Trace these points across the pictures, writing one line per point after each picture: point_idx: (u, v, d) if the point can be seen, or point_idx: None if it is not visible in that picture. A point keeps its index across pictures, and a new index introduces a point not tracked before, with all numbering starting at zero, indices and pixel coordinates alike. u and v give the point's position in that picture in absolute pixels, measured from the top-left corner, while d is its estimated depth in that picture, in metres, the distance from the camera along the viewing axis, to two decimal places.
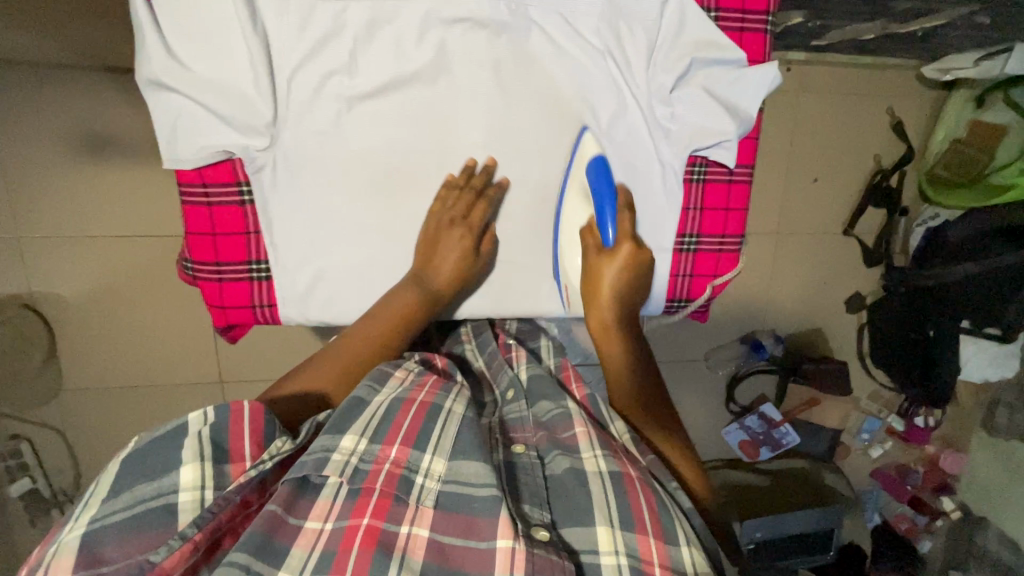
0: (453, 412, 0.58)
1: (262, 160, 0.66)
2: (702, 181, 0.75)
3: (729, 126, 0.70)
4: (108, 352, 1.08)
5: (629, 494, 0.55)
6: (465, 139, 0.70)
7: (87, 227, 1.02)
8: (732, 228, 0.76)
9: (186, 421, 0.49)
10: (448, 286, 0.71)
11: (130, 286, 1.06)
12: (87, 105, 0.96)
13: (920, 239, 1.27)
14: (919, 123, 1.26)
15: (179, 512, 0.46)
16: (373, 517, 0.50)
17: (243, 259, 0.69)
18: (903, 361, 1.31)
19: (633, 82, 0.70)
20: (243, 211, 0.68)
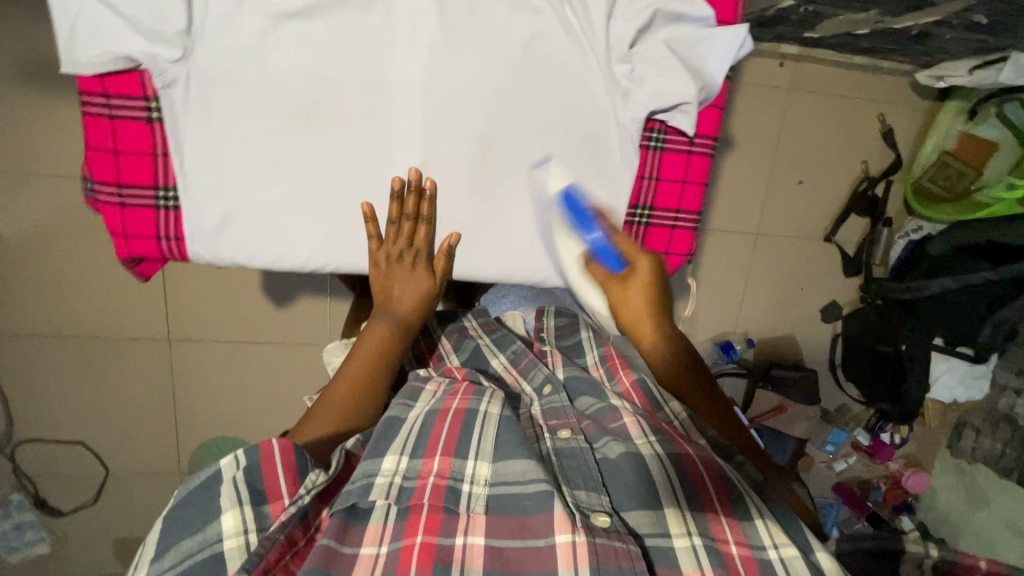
0: (489, 412, 0.65)
1: (173, 74, 0.59)
2: (658, 150, 0.69)
3: (689, 87, 0.64)
4: (48, 298, 1.03)
5: (692, 476, 0.60)
6: (399, 75, 0.63)
7: (33, 164, 0.97)
8: (688, 203, 0.72)
9: (221, 469, 0.55)
10: (414, 310, 0.74)
11: (75, 230, 1.01)
12: (44, 33, 0.92)
13: (902, 252, 1.24)
14: (911, 134, 1.23)
15: (226, 559, 0.50)
16: (427, 533, 0.55)
17: (150, 184, 0.62)
18: (872, 374, 1.26)
19: (591, 32, 0.64)
20: (150, 130, 0.61)
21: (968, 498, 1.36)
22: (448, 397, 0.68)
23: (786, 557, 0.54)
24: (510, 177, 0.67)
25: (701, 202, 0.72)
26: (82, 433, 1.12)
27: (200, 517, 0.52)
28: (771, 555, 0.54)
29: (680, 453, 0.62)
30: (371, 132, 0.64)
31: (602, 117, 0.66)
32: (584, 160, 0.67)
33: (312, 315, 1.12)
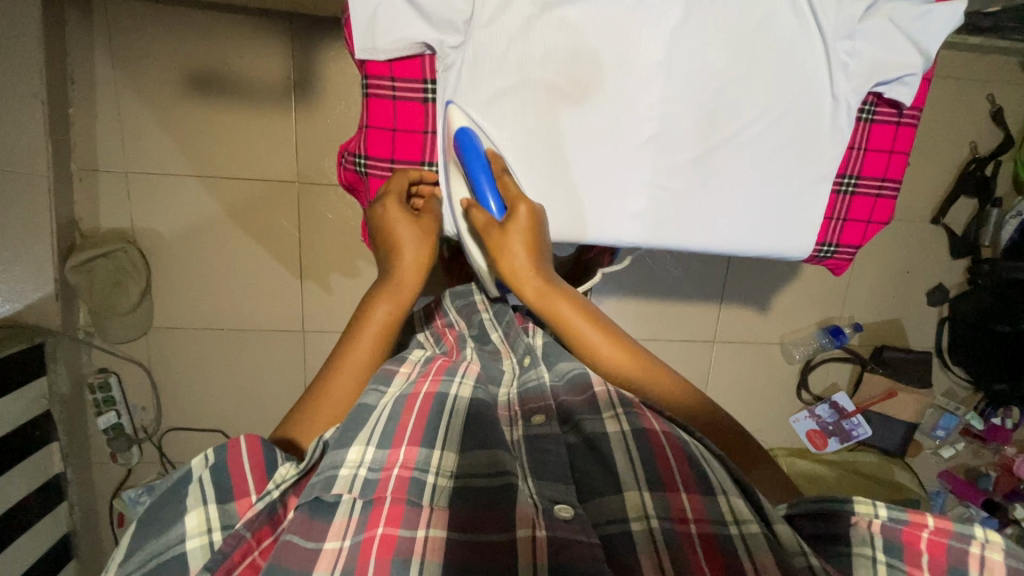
0: (460, 396, 0.63)
1: (452, 59, 0.64)
2: (869, 121, 0.71)
3: (916, 59, 0.65)
4: (199, 292, 1.10)
5: (656, 451, 0.57)
6: (647, 56, 0.65)
7: (191, 166, 1.04)
8: (892, 171, 0.74)
9: (190, 467, 0.49)
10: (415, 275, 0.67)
11: (225, 227, 1.08)
12: (206, 45, 1.00)
13: (1014, 232, 1.21)
14: (1020, 112, 1.23)
15: (190, 560, 0.46)
16: (388, 525, 0.51)
17: (418, 160, 0.69)
18: (986, 353, 1.26)
19: (823, 8, 0.65)
20: (425, 109, 0.67)
21: None
22: (419, 381, 0.64)
23: (749, 534, 0.49)
24: (740, 147, 0.69)
25: (903, 170, 0.74)
26: (220, 420, 1.18)
27: (162, 517, 0.47)
28: (733, 531, 0.50)
29: (645, 427, 0.59)
30: (615, 108, 0.67)
31: (820, 92, 0.68)
32: (806, 129, 0.69)
33: None
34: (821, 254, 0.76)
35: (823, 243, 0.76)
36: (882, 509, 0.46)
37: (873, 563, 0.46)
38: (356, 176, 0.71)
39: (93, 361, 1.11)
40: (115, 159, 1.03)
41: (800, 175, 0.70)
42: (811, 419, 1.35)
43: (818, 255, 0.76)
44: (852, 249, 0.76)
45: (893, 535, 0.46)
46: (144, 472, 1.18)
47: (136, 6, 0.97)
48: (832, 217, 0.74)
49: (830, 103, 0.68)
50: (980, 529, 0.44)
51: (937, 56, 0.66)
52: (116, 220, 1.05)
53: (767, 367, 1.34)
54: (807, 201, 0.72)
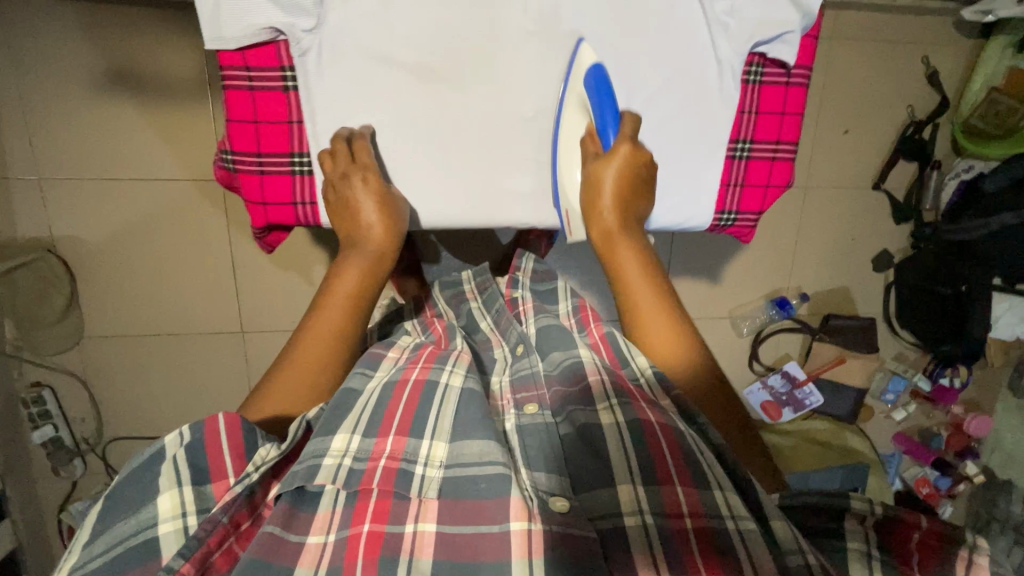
0: (450, 386, 0.64)
1: (307, 44, 0.62)
2: (757, 84, 0.70)
3: (793, 15, 0.64)
4: (127, 298, 1.07)
5: (650, 448, 0.57)
6: (516, 29, 0.65)
7: (107, 169, 1.01)
8: (786, 134, 0.73)
9: (164, 445, 0.53)
10: (385, 239, 0.68)
11: (148, 230, 1.05)
12: (108, 40, 0.95)
13: (954, 193, 1.23)
14: (955, 74, 1.21)
15: (162, 546, 0.49)
16: (374, 521, 0.54)
17: (287, 152, 0.67)
18: (931, 316, 1.28)
19: None
20: (287, 98, 0.64)
21: None
22: (408, 367, 0.67)
23: (743, 530, 0.51)
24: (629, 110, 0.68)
25: (798, 131, 0.74)
26: (164, 426, 1.16)
27: (139, 499, 0.51)
28: (729, 525, 0.51)
29: (640, 418, 0.59)
30: (492, 78, 0.66)
31: (700, 56, 0.67)
32: (694, 94, 0.68)
33: None
34: (723, 223, 0.75)
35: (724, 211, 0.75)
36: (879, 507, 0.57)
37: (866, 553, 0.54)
38: (230, 174, 0.69)
39: (25, 376, 1.08)
40: (24, 165, 0.98)
41: (690, 142, 0.70)
42: (764, 390, 1.33)
43: (720, 224, 0.75)
44: (753, 216, 0.75)
45: (885, 529, 0.56)
46: (90, 483, 1.16)
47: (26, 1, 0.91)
48: (730, 183, 0.73)
49: (716, 65, 0.67)
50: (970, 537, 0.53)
51: (818, 11, 0.65)
52: (31, 229, 1.01)
53: (718, 342, 1.34)
54: (701, 165, 0.71)
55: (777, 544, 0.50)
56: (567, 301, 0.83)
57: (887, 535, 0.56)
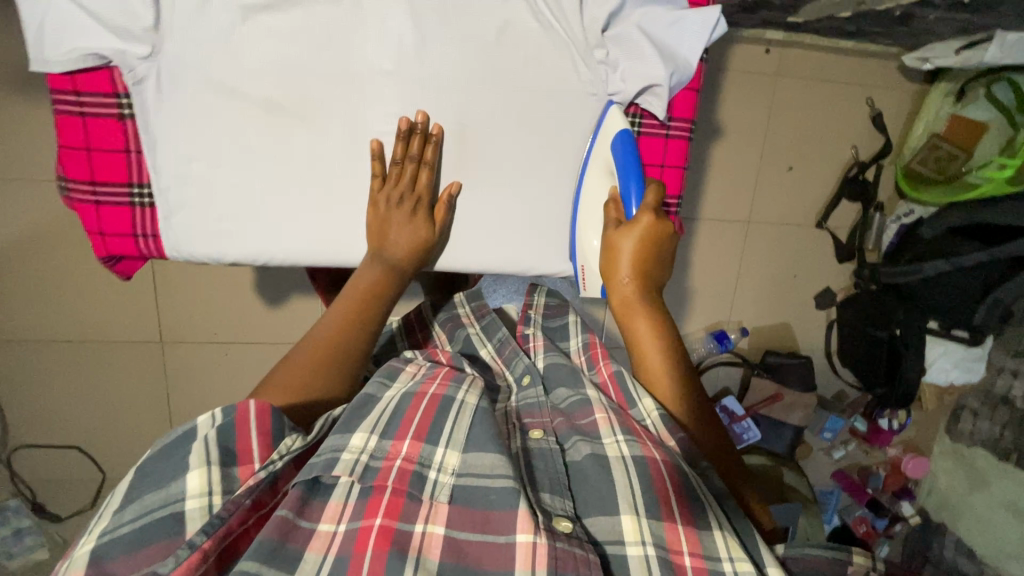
0: (465, 402, 0.63)
1: (143, 71, 0.63)
2: (636, 135, 0.74)
3: (661, 70, 0.68)
4: (37, 302, 1.03)
5: (653, 479, 0.57)
6: (372, 64, 0.66)
7: (20, 170, 0.97)
8: (669, 187, 0.77)
9: (195, 425, 0.53)
10: (408, 255, 0.71)
11: (62, 234, 1.01)
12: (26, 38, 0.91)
13: (894, 237, 1.24)
14: (899, 118, 1.22)
15: (187, 520, 0.49)
16: (386, 517, 0.53)
17: (125, 181, 0.67)
18: (867, 360, 1.26)
19: (564, 20, 0.69)
20: (123, 126, 0.65)
21: (969, 481, 1.32)
22: (425, 382, 0.66)
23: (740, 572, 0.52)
24: (488, 151, 0.71)
25: (681, 184, 0.77)
26: (78, 436, 1.12)
27: (167, 473, 0.50)
28: (727, 569, 0.53)
29: (645, 456, 0.59)
30: (345, 115, 0.67)
31: (578, 101, 0.71)
32: (554, 139, 0.72)
33: (303, 316, 1.12)
34: None
35: None
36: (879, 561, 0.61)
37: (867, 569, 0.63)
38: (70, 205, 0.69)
39: None
40: None
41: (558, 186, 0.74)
42: None
43: None
44: None
45: None
46: None
47: None
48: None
49: (580, 110, 0.71)
50: None
51: (686, 65, 0.70)
52: None
53: None
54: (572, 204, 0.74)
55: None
56: (577, 337, 0.83)
57: None
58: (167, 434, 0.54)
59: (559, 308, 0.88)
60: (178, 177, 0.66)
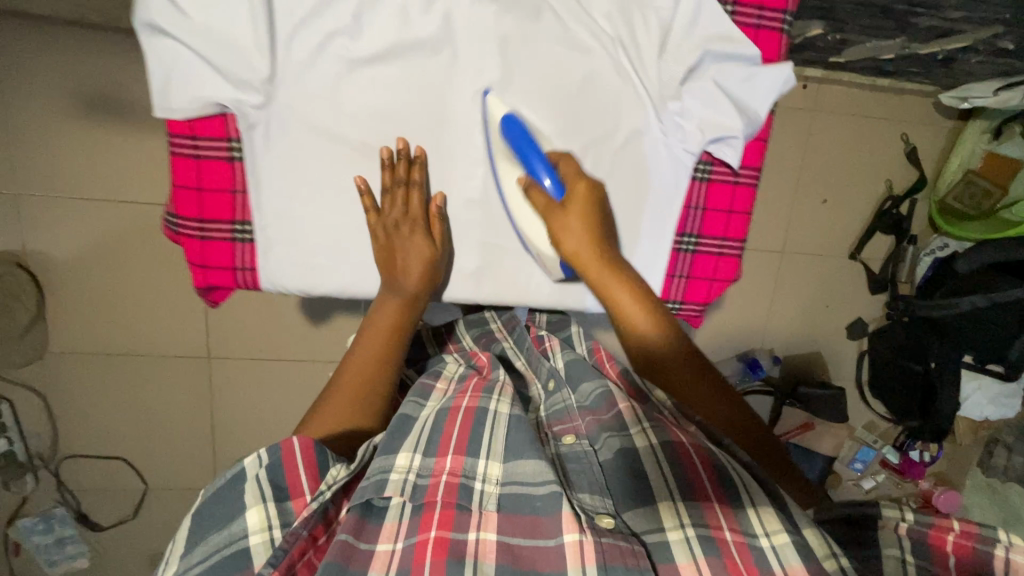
0: (499, 412, 0.66)
1: (254, 118, 0.66)
2: (705, 180, 0.76)
3: (736, 122, 0.70)
4: (91, 317, 1.06)
5: (686, 470, 0.61)
6: (463, 114, 0.70)
7: (82, 190, 1.00)
8: (733, 233, 0.78)
9: (244, 467, 0.56)
10: (420, 284, 0.72)
11: (119, 253, 1.03)
12: (97, 64, 0.95)
13: (927, 269, 1.25)
14: (934, 153, 1.24)
15: (253, 555, 0.51)
16: (440, 529, 0.55)
17: (229, 218, 0.70)
18: (902, 392, 1.27)
19: (645, 71, 0.70)
20: (232, 167, 0.68)
21: None
22: (458, 396, 0.69)
23: (777, 544, 0.55)
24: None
25: (745, 230, 0.78)
26: (122, 446, 1.14)
27: (226, 514, 0.53)
28: (763, 542, 0.56)
29: (673, 441, 0.64)
30: (440, 156, 0.72)
31: (655, 151, 0.73)
32: (636, 182, 0.74)
33: (343, 335, 1.15)
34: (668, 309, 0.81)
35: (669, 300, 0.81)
36: (909, 514, 0.59)
37: (902, 560, 0.57)
38: (173, 237, 0.72)
39: None
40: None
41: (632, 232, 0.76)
42: None
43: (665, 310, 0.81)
44: (697, 306, 0.81)
45: (923, 537, 0.57)
46: (39, 501, 1.13)
47: (13, 20, 0.91)
48: (675, 274, 0.79)
49: (659, 155, 0.74)
50: (1002, 535, 0.54)
51: (763, 120, 0.71)
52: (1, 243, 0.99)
53: None
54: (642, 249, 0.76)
55: (807, 548, 0.54)
56: (581, 343, 0.87)
57: (925, 543, 0.57)
58: (218, 480, 0.56)
59: (560, 322, 0.91)
60: (280, 216, 0.70)
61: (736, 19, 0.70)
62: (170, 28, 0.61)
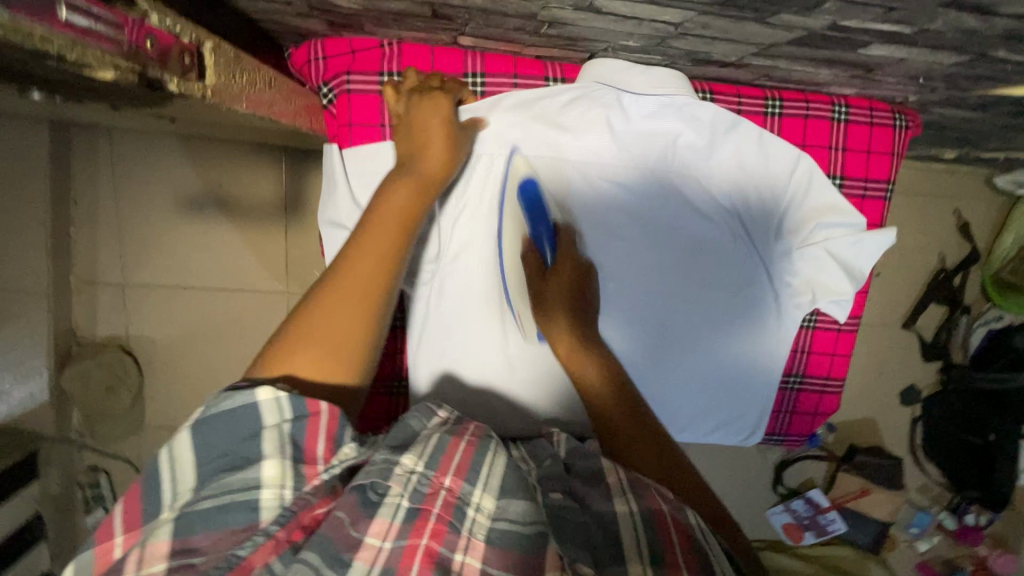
0: (502, 451, 0.48)
1: (420, 292, 0.71)
2: (812, 328, 0.80)
3: (847, 287, 0.73)
4: (187, 395, 1.12)
5: (660, 532, 0.45)
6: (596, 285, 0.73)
7: (184, 280, 1.09)
8: (835, 371, 0.82)
9: (257, 402, 0.41)
10: (441, 169, 0.59)
11: (212, 334, 1.11)
12: (208, 169, 1.05)
13: (982, 340, 1.27)
14: (986, 228, 1.29)
15: (259, 509, 0.39)
16: (431, 539, 0.41)
17: (387, 376, 0.77)
18: (960, 457, 1.29)
19: (759, 239, 0.75)
20: (394, 333, 0.76)
21: None
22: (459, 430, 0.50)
23: None
24: (687, 348, 0.77)
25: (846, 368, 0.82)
26: None
27: (232, 454, 0.41)
28: None
29: (652, 508, 0.48)
30: None
31: (766, 308, 0.76)
32: (757, 337, 0.77)
33: None
34: (773, 440, 0.85)
35: (774, 431, 0.85)
36: None
37: None
38: None
39: (83, 461, 1.10)
40: (111, 272, 1.07)
41: (746, 379, 0.78)
42: (786, 512, 1.31)
43: (770, 441, 0.85)
44: (802, 436, 0.85)
45: None
46: None
47: (140, 135, 1.02)
48: (781, 409, 0.83)
49: (775, 315, 0.77)
50: None
51: (870, 272, 0.74)
52: (110, 329, 1.08)
53: (746, 464, 1.34)
54: (752, 395, 0.79)
55: None
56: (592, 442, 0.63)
57: None
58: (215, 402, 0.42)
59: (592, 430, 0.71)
60: (430, 377, 0.70)
61: (844, 190, 0.76)
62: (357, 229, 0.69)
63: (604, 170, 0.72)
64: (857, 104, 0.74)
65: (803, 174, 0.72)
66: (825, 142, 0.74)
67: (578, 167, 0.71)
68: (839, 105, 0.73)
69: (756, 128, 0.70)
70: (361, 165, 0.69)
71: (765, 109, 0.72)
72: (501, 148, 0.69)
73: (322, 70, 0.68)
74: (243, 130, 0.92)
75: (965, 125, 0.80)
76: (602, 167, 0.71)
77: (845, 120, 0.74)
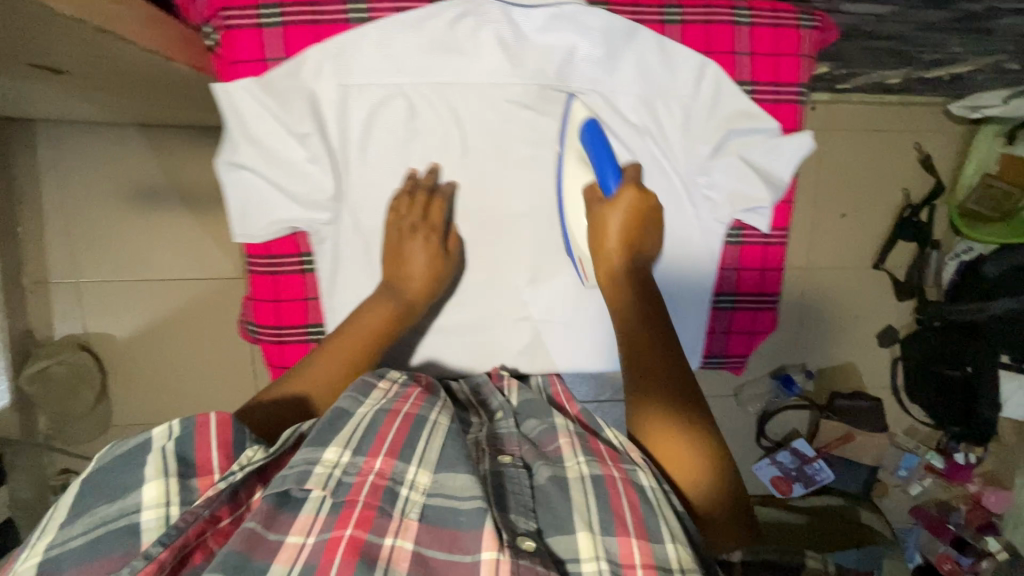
0: (439, 422, 0.53)
1: (326, 233, 0.73)
2: (737, 243, 0.78)
3: (763, 194, 0.74)
4: (151, 386, 1.11)
5: (611, 495, 0.50)
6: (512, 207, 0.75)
7: (138, 271, 1.08)
8: (769, 287, 0.79)
9: (149, 437, 0.45)
10: (424, 289, 0.71)
11: (171, 322, 1.10)
12: (150, 155, 1.05)
13: (954, 273, 1.25)
14: (949, 159, 1.28)
15: (142, 531, 0.41)
16: (357, 527, 0.43)
17: (303, 323, 0.75)
18: (944, 396, 1.26)
19: (673, 156, 0.74)
20: (304, 278, 0.74)
21: None
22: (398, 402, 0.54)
23: None
24: None
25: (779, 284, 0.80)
26: None
27: (121, 484, 0.43)
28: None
29: (605, 474, 0.52)
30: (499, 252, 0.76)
31: (686, 223, 0.76)
32: (679, 251, 0.76)
33: None
34: (711, 364, 0.83)
35: (712, 354, 0.83)
36: None
37: None
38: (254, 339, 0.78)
39: (56, 465, 1.10)
40: (65, 270, 1.06)
41: (674, 294, 0.78)
42: (773, 466, 1.28)
43: (708, 365, 0.83)
44: (740, 358, 0.83)
45: None
46: None
47: (85, 129, 1.02)
48: (715, 330, 0.81)
49: (698, 229, 0.76)
50: None
51: (791, 179, 0.74)
52: (69, 327, 1.07)
53: (729, 420, 1.33)
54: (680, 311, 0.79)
55: None
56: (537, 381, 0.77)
57: None
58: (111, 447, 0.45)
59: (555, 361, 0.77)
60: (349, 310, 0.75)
61: (755, 97, 0.73)
62: (257, 165, 0.70)
63: (506, 94, 0.72)
64: (759, 7, 0.71)
65: (709, 83, 0.71)
66: (730, 48, 0.71)
67: (480, 91, 0.71)
68: (740, 8, 0.71)
69: (653, 36, 0.69)
70: (252, 110, 0.68)
71: (663, 17, 0.70)
72: (399, 79, 0.70)
73: (202, 7, 0.65)
74: (181, 113, 0.92)
75: (891, 27, 0.80)
76: (503, 91, 0.72)
77: (749, 24, 0.71)
